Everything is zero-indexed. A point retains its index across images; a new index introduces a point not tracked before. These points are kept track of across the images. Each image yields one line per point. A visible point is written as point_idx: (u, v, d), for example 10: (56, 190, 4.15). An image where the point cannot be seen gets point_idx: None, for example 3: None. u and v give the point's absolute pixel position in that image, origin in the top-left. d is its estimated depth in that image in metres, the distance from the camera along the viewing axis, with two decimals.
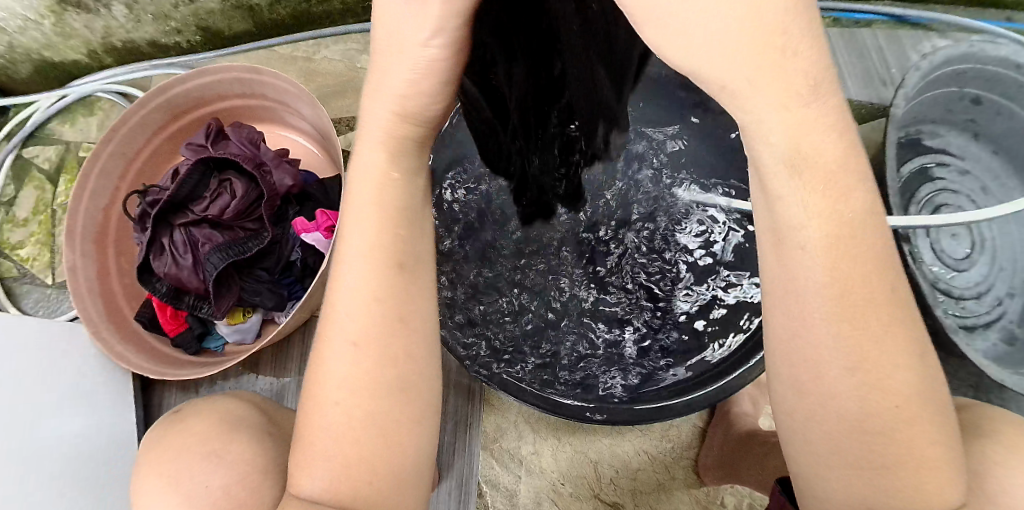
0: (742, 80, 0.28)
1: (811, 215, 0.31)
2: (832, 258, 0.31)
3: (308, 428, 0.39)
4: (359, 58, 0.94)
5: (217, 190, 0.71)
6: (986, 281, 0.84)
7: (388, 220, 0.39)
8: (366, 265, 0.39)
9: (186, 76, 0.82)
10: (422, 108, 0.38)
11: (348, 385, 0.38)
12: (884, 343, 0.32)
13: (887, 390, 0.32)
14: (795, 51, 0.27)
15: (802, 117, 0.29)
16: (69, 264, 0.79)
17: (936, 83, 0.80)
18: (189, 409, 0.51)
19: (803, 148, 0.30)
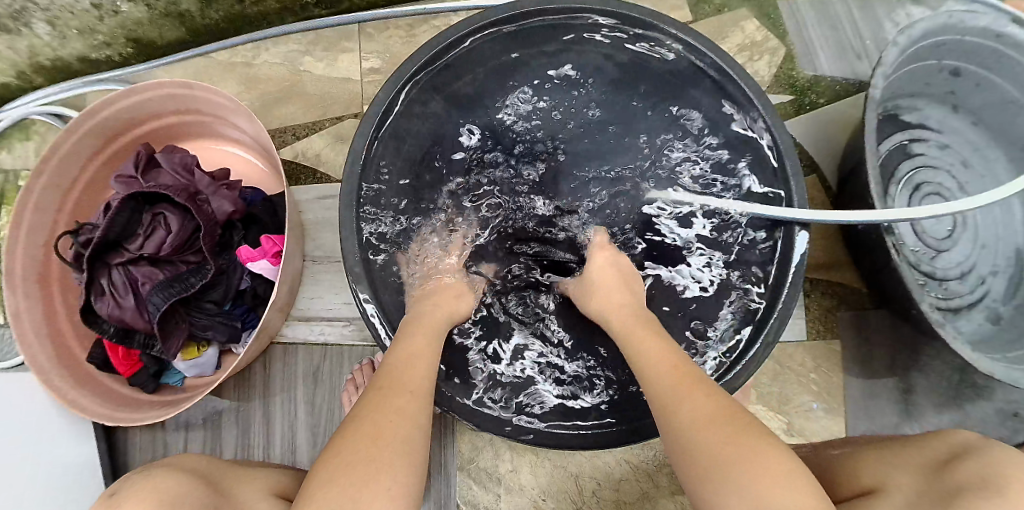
0: (604, 301, 0.61)
1: (636, 343, 0.53)
2: (657, 360, 0.50)
3: (342, 451, 0.43)
4: (302, 60, 0.86)
5: (151, 224, 0.67)
6: (968, 259, 0.82)
7: (426, 336, 0.57)
8: (405, 351, 0.54)
9: (113, 98, 0.76)
10: (449, 287, 0.67)
11: (399, 414, 0.47)
12: (720, 406, 0.43)
13: (717, 425, 0.41)
14: (606, 275, 0.64)
15: (625, 314, 0.58)
16: (11, 308, 0.75)
17: (915, 57, 0.76)
18: (126, 490, 0.47)
19: (622, 326, 0.57)
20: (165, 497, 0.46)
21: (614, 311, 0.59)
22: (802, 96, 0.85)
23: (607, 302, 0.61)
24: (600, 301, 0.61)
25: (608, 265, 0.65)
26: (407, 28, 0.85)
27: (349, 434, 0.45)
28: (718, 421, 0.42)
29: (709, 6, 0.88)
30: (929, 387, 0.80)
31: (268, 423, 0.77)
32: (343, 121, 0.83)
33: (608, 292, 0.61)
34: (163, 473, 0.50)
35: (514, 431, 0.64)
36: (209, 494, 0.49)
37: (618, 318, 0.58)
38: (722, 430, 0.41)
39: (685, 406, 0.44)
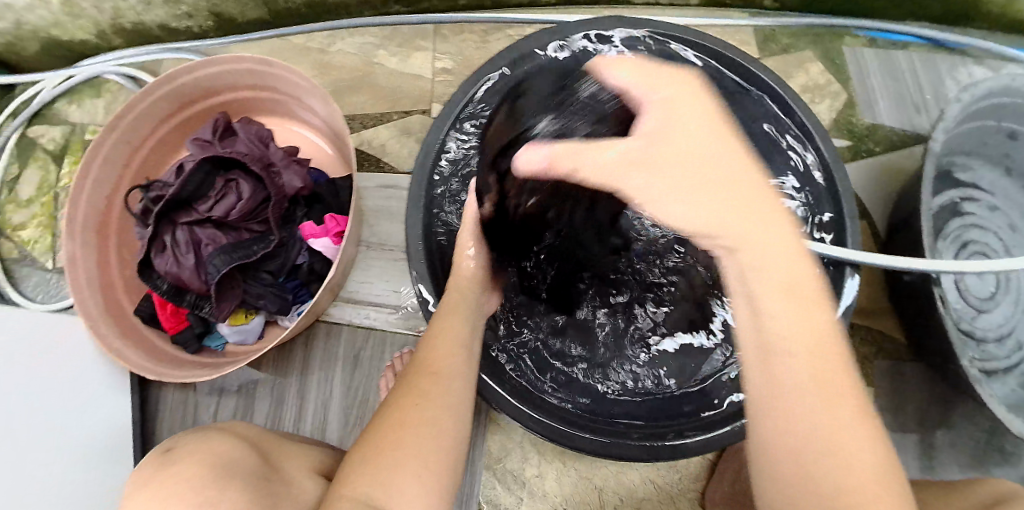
0: (727, 219, 0.42)
1: (777, 288, 0.39)
2: (807, 344, 0.38)
3: (372, 436, 0.46)
4: (376, 53, 0.88)
5: (223, 189, 0.69)
6: (1008, 323, 0.83)
7: (455, 319, 0.56)
8: (434, 338, 0.53)
9: (194, 65, 0.79)
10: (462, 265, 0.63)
11: (426, 397, 0.48)
12: (860, 441, 0.35)
13: (860, 477, 0.34)
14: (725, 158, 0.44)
15: (763, 227, 0.42)
16: (68, 254, 0.77)
17: (974, 116, 0.78)
18: (182, 447, 0.49)
19: (784, 265, 0.40)
20: (220, 459, 0.47)
21: (749, 231, 0.41)
22: (858, 143, 0.87)
23: (731, 214, 0.42)
24: (712, 211, 0.43)
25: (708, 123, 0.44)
26: (481, 34, 0.87)
27: (380, 419, 0.47)
28: (869, 474, 0.34)
29: (776, 45, 0.90)
30: (957, 445, 0.80)
31: (302, 399, 0.79)
32: (411, 115, 0.85)
33: (727, 195, 0.43)
34: (217, 436, 0.51)
35: (548, 431, 0.61)
36: (260, 460, 0.51)
37: (755, 232, 0.41)
38: (871, 485, 0.34)
39: (836, 432, 0.35)
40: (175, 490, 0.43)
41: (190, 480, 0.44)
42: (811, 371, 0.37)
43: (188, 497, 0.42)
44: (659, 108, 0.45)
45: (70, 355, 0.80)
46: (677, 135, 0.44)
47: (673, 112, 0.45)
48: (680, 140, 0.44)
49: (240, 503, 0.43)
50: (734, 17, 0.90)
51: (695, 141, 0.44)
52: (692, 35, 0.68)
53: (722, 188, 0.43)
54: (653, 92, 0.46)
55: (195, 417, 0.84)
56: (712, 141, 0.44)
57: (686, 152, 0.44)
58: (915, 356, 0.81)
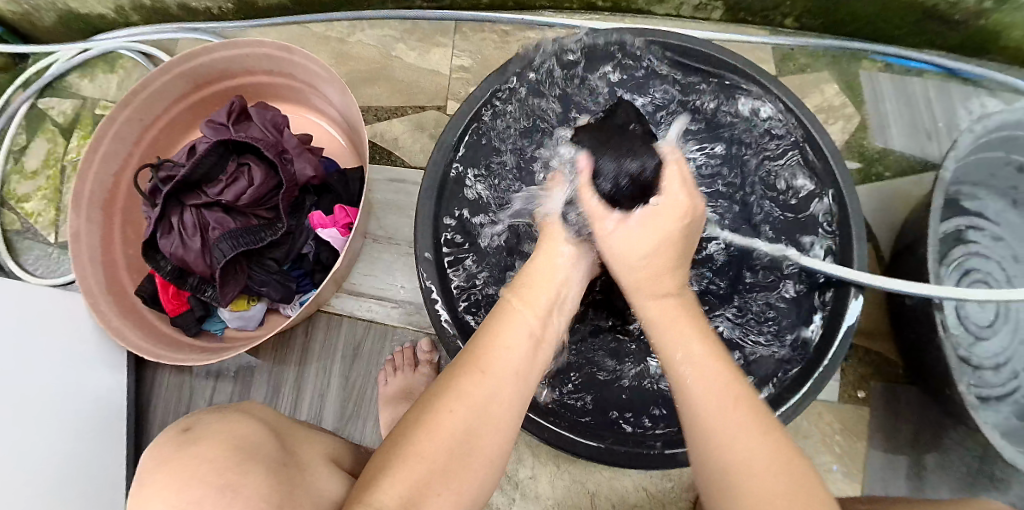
0: (638, 257, 0.48)
1: (660, 322, 0.46)
2: (697, 367, 0.42)
3: (403, 432, 0.40)
4: (395, 46, 0.88)
5: (234, 174, 0.69)
6: (1005, 353, 0.83)
7: (530, 296, 0.48)
8: (497, 321, 0.46)
9: (214, 46, 0.79)
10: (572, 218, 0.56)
11: (463, 403, 0.40)
12: (757, 441, 0.37)
13: (757, 480, 0.35)
14: (665, 227, 0.49)
15: (650, 284, 0.48)
16: (73, 229, 0.77)
17: (985, 147, 0.78)
18: (202, 428, 0.44)
19: (663, 315, 0.46)
20: (239, 442, 0.43)
21: (652, 297, 0.48)
22: (869, 166, 0.87)
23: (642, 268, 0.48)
24: (638, 277, 0.48)
25: (671, 228, 0.49)
26: (502, 33, 0.87)
27: (417, 410, 0.41)
28: (764, 477, 0.35)
29: (793, 64, 0.90)
30: (950, 471, 0.80)
31: (299, 388, 0.79)
32: (426, 111, 0.85)
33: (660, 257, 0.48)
34: (235, 417, 0.48)
35: (551, 437, 0.62)
36: (279, 445, 0.49)
37: (642, 288, 0.48)
38: (765, 483, 0.35)
39: (727, 450, 0.37)
40: (196, 471, 0.38)
41: (212, 464, 0.39)
42: (719, 390, 0.40)
43: (209, 479, 0.38)
44: (664, 196, 0.50)
45: (71, 331, 0.80)
46: (652, 218, 0.49)
47: (657, 212, 0.49)
48: (655, 232, 0.48)
49: (261, 490, 0.40)
50: (754, 33, 0.90)
51: (656, 220, 0.49)
52: (714, 49, 0.69)
53: (661, 269, 0.48)
54: (672, 190, 0.50)
55: (190, 400, 0.84)
56: (659, 226, 0.49)
57: (646, 227, 0.49)
58: (912, 381, 0.81)
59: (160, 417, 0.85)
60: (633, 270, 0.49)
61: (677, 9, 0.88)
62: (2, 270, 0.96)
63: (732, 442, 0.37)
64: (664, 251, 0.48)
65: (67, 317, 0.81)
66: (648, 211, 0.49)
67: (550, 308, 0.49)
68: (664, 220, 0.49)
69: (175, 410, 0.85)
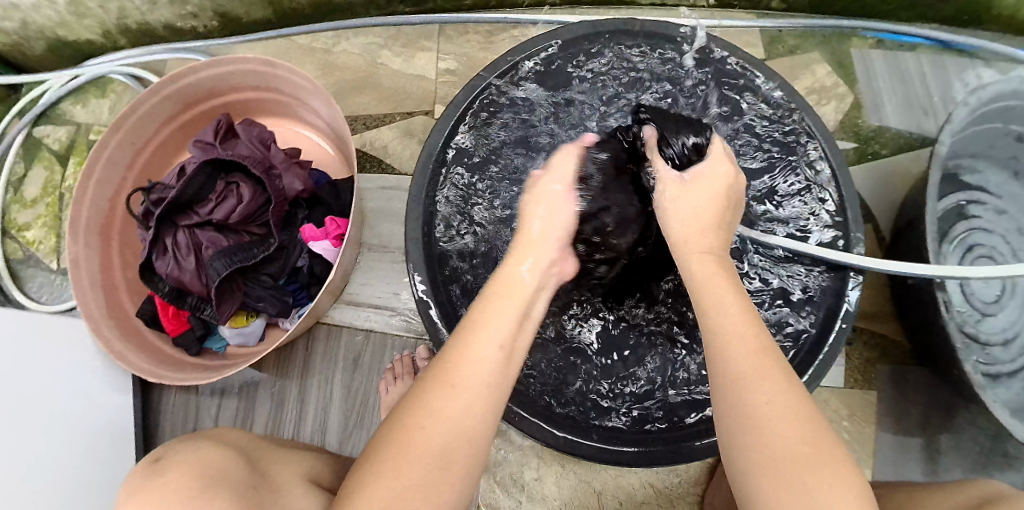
0: (687, 214, 0.52)
1: (698, 274, 0.47)
2: (725, 325, 0.41)
3: (379, 447, 0.39)
4: (380, 53, 0.88)
5: (223, 192, 0.69)
6: (1013, 328, 0.81)
7: (502, 304, 0.46)
8: (473, 330, 0.44)
9: (198, 66, 0.79)
10: (546, 219, 0.54)
11: (436, 418, 0.39)
12: (779, 388, 0.37)
13: (787, 425, 0.35)
14: (716, 188, 0.53)
15: (690, 233, 0.50)
16: (72, 255, 0.78)
17: (982, 119, 0.77)
18: (172, 459, 0.47)
19: (705, 267, 0.47)
20: (206, 471, 0.46)
21: (694, 253, 0.49)
22: (865, 145, 0.86)
23: (688, 225, 0.51)
24: (685, 232, 0.50)
25: (721, 191, 0.53)
26: (486, 34, 0.86)
27: (390, 425, 0.41)
28: (788, 424, 0.35)
29: (782, 46, 0.89)
30: (961, 451, 0.79)
31: (302, 400, 0.79)
32: (413, 116, 0.85)
33: (710, 216, 0.51)
34: (207, 448, 0.50)
35: (556, 442, 0.61)
36: (249, 470, 0.51)
37: (688, 244, 0.50)
38: (792, 428, 0.35)
39: (752, 393, 0.36)
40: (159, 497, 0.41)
41: (177, 491, 0.42)
42: (744, 347, 0.39)
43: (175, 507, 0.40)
44: (712, 165, 0.54)
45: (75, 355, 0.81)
46: (700, 180, 0.53)
47: (704, 172, 0.54)
48: (705, 188, 0.53)
49: None
50: (741, 17, 0.89)
51: (708, 174, 0.54)
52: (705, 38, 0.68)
53: (710, 224, 0.51)
54: (716, 163, 0.55)
55: (197, 419, 0.85)
56: (708, 192, 0.53)
57: (700, 193, 0.52)
58: (919, 362, 0.80)
59: (167, 438, 0.85)
60: (685, 223, 0.51)
61: None
62: (8, 299, 0.97)
63: (755, 399, 0.36)
64: (709, 204, 0.52)
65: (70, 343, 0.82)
66: (703, 170, 0.54)
67: (526, 312, 0.47)
68: (715, 182, 0.53)
69: (183, 428, 0.85)
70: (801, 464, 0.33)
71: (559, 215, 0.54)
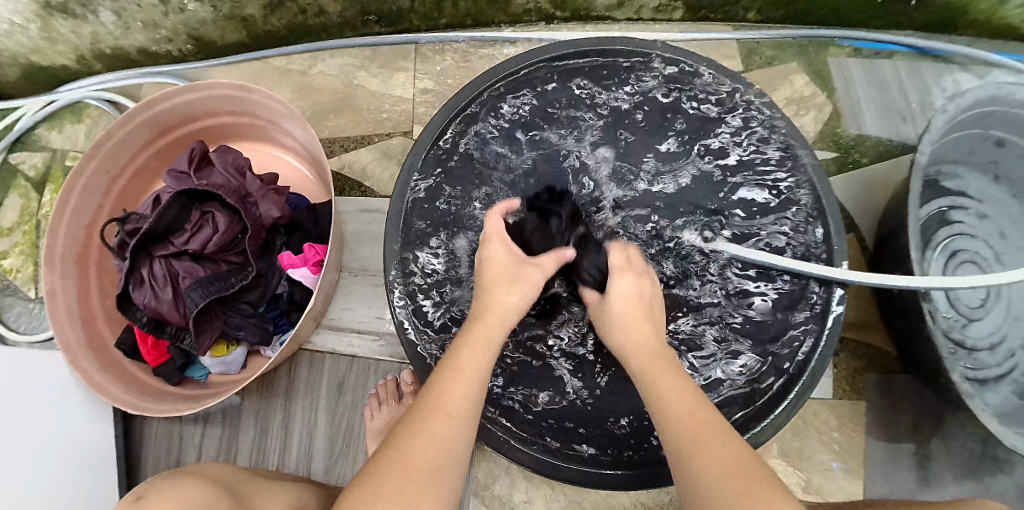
0: (617, 325, 0.59)
1: (639, 368, 0.54)
2: (673, 391, 0.49)
3: (378, 469, 0.42)
4: (357, 74, 0.88)
5: (199, 222, 0.69)
6: (998, 332, 0.82)
7: (476, 348, 0.52)
8: (452, 369, 0.49)
9: (172, 92, 0.78)
10: (500, 271, 0.61)
11: (432, 442, 0.44)
12: (722, 440, 0.43)
13: (731, 464, 0.41)
14: (642, 296, 0.61)
15: (628, 343, 0.57)
16: (47, 287, 0.76)
17: (960, 126, 0.77)
18: (153, 496, 0.46)
19: (646, 357, 0.54)
20: None
21: (636, 354, 0.55)
22: (845, 154, 0.86)
23: (626, 338, 0.57)
24: (622, 342, 0.57)
25: (633, 294, 0.61)
26: (463, 52, 0.86)
27: (385, 453, 0.44)
28: (735, 465, 0.41)
29: (760, 57, 0.89)
30: (951, 457, 0.79)
31: (286, 428, 0.78)
32: (392, 137, 0.84)
33: (636, 324, 0.58)
34: (189, 485, 0.50)
35: (534, 463, 0.62)
36: (235, 505, 0.50)
37: (637, 359, 0.55)
38: (738, 467, 0.41)
39: (701, 451, 0.43)
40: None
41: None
42: (688, 412, 0.46)
43: None
44: (622, 280, 0.62)
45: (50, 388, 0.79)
46: (624, 291, 0.61)
47: (621, 278, 0.63)
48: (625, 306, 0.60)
49: None
50: (718, 29, 0.89)
51: (622, 291, 0.61)
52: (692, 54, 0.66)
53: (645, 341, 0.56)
54: (636, 269, 0.64)
55: (180, 449, 0.83)
56: (635, 296, 0.61)
57: (621, 298, 0.61)
58: (906, 370, 0.80)
59: (151, 469, 0.84)
60: (617, 335, 0.58)
61: (638, 12, 0.87)
62: None
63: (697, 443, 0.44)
64: (633, 325, 0.58)
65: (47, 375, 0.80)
66: (622, 288, 0.61)
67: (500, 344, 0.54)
68: (627, 292, 0.61)
69: (167, 458, 0.84)
70: (738, 490, 0.39)
71: (510, 266, 0.61)
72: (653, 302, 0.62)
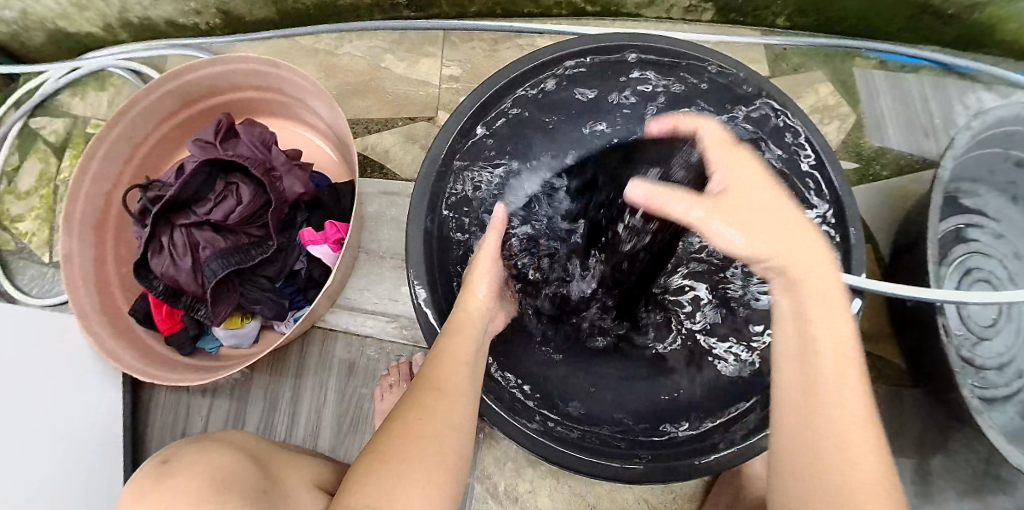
0: (747, 206, 0.46)
1: (815, 284, 0.42)
2: (839, 344, 0.39)
3: (377, 443, 0.44)
4: (383, 57, 0.88)
5: (223, 192, 0.69)
6: (1009, 352, 0.82)
7: (464, 330, 0.53)
8: (449, 353, 0.50)
9: (200, 63, 0.78)
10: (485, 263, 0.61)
11: (429, 412, 0.45)
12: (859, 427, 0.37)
13: (864, 469, 0.36)
14: (764, 184, 0.47)
15: (773, 237, 0.43)
16: (64, 250, 0.77)
17: (982, 144, 0.77)
18: (180, 459, 0.47)
19: (811, 264, 0.43)
20: (217, 473, 0.46)
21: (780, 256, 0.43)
22: (867, 166, 0.86)
23: (754, 230, 0.44)
24: (770, 242, 0.43)
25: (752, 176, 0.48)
26: (491, 42, 0.86)
27: (383, 430, 0.45)
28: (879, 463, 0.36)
29: (786, 64, 0.89)
30: (953, 473, 0.79)
31: (295, 404, 0.79)
32: (416, 122, 0.85)
33: (776, 201, 0.46)
34: (214, 449, 0.50)
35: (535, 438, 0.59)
36: (258, 472, 0.50)
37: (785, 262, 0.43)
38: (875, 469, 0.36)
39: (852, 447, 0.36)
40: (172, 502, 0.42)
41: (190, 495, 0.42)
42: (850, 387, 0.38)
43: None
44: (735, 162, 0.48)
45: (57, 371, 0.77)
46: (744, 177, 0.47)
47: (732, 163, 0.48)
48: (734, 205, 0.46)
49: None
50: (746, 34, 0.89)
51: (743, 177, 0.47)
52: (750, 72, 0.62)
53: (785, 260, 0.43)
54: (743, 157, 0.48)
55: (187, 421, 0.83)
56: (760, 182, 0.47)
57: (747, 178, 0.47)
58: (915, 384, 0.80)
59: (157, 440, 0.84)
60: (762, 236, 0.44)
61: (667, 12, 0.87)
62: None
63: (844, 414, 0.37)
64: (776, 218, 0.45)
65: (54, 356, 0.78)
66: (743, 178, 0.47)
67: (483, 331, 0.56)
68: (745, 168, 0.48)
69: (172, 430, 0.84)
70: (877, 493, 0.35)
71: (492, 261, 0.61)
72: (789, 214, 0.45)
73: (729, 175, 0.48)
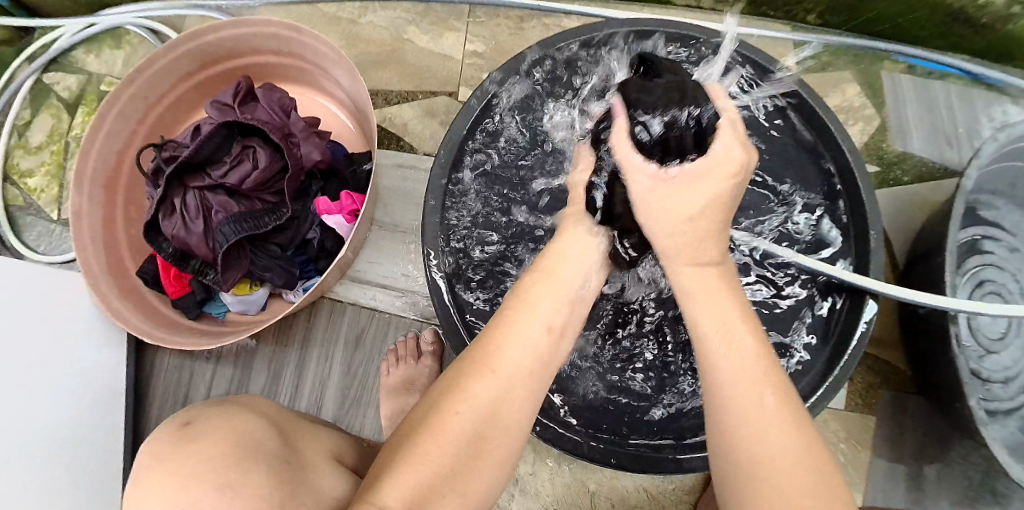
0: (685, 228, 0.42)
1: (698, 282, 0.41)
2: (725, 336, 0.38)
3: (405, 430, 0.38)
4: (406, 29, 0.87)
5: (239, 156, 0.68)
6: (1015, 366, 0.81)
7: (537, 291, 0.43)
8: (509, 327, 0.41)
9: (221, 24, 0.77)
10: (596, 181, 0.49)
11: (469, 403, 0.37)
12: (763, 406, 0.35)
13: (765, 446, 0.34)
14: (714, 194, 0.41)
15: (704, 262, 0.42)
16: (75, 207, 0.76)
17: (1008, 155, 0.76)
18: (204, 422, 0.43)
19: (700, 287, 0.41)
20: (241, 441, 0.42)
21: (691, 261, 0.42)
22: (888, 170, 0.85)
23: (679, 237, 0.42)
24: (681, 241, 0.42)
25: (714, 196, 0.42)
26: (517, 20, 0.85)
27: (415, 415, 0.39)
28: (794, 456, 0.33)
29: (813, 62, 0.88)
30: (952, 484, 0.79)
31: (300, 372, 0.78)
32: (436, 97, 0.84)
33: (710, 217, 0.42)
34: (235, 414, 0.47)
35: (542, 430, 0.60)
36: (280, 442, 0.48)
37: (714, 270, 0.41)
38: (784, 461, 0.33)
39: (759, 437, 0.34)
40: (193, 470, 0.38)
41: (212, 462, 0.39)
42: (746, 369, 0.37)
43: (208, 478, 0.38)
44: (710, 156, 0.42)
45: (59, 326, 0.76)
46: (692, 186, 0.42)
47: (708, 169, 0.42)
48: (679, 200, 0.42)
49: (261, 490, 0.39)
50: (776, 29, 0.89)
51: (696, 188, 0.42)
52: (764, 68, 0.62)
53: (705, 233, 0.42)
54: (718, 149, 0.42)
55: (191, 385, 0.83)
56: (712, 192, 0.42)
57: (701, 194, 0.41)
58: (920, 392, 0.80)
59: (160, 402, 0.84)
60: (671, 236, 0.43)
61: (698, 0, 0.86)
62: (4, 246, 0.95)
63: (742, 394, 0.36)
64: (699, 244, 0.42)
65: (54, 312, 0.76)
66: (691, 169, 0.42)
67: (572, 296, 0.44)
68: (714, 177, 0.42)
69: (176, 392, 0.84)
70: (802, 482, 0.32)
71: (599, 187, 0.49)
72: (705, 208, 0.42)
73: (684, 181, 0.42)
